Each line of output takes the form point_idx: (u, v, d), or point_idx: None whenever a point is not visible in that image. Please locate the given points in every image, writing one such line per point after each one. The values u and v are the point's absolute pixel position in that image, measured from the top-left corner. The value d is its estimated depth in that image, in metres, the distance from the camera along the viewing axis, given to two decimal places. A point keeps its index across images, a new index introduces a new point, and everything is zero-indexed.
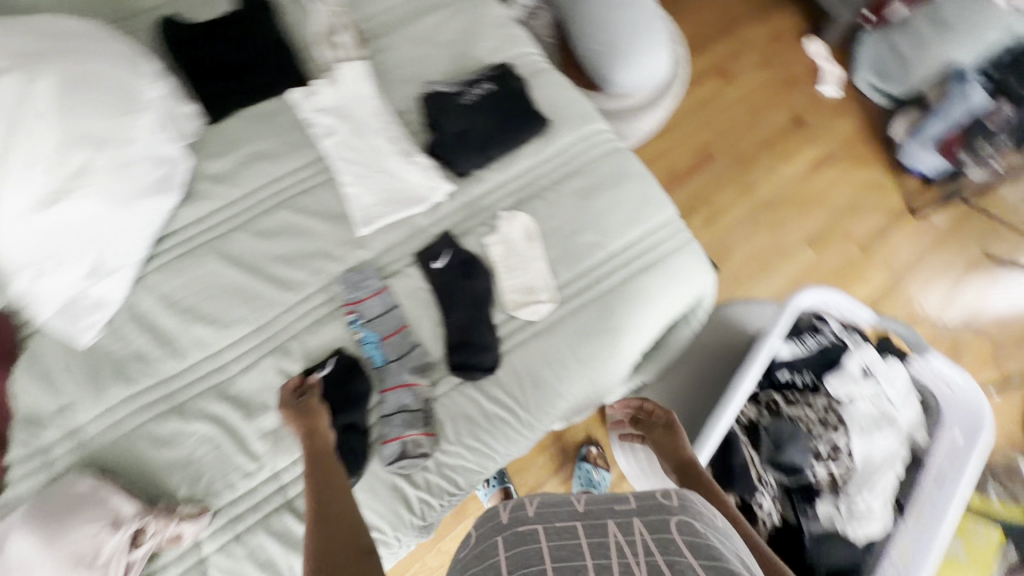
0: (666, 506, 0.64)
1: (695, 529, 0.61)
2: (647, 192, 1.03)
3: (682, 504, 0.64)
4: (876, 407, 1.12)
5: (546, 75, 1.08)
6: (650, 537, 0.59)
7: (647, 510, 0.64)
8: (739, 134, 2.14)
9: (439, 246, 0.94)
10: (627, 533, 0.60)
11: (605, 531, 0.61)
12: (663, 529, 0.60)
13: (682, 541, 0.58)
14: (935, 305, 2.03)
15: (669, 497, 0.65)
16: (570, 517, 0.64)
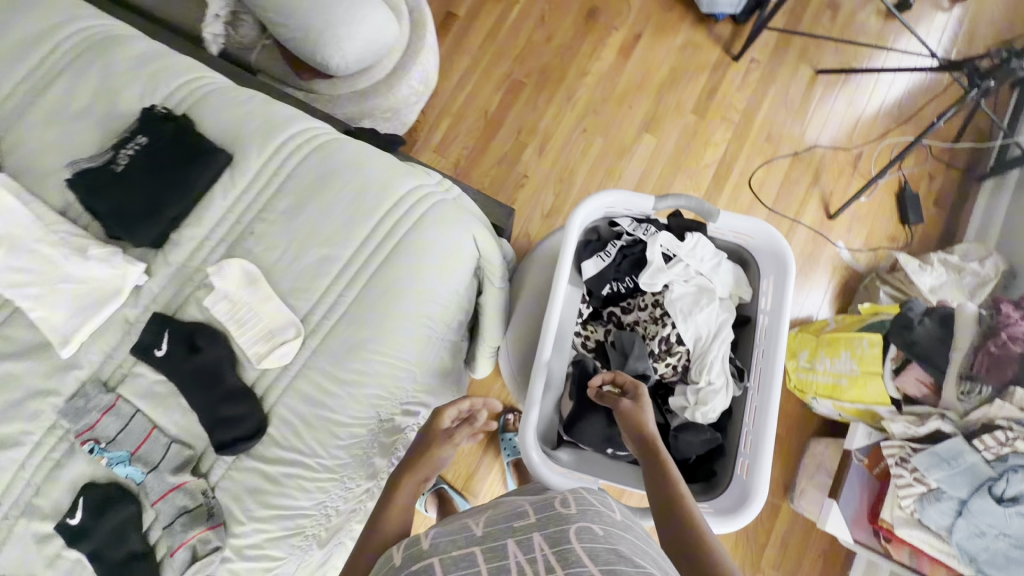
0: (564, 515, 0.61)
1: (598, 532, 0.58)
2: (363, 180, 0.96)
3: (579, 510, 0.62)
4: (691, 285, 1.10)
5: (211, 101, 0.98)
6: (550, 553, 0.56)
7: (545, 524, 0.61)
8: (537, 50, 2.05)
9: (155, 332, 0.85)
10: (525, 553, 0.57)
11: (504, 553, 0.58)
12: (562, 540, 0.57)
13: (579, 549, 0.55)
14: (784, 138, 2.02)
15: (569, 506, 0.63)
16: (468, 544, 0.62)
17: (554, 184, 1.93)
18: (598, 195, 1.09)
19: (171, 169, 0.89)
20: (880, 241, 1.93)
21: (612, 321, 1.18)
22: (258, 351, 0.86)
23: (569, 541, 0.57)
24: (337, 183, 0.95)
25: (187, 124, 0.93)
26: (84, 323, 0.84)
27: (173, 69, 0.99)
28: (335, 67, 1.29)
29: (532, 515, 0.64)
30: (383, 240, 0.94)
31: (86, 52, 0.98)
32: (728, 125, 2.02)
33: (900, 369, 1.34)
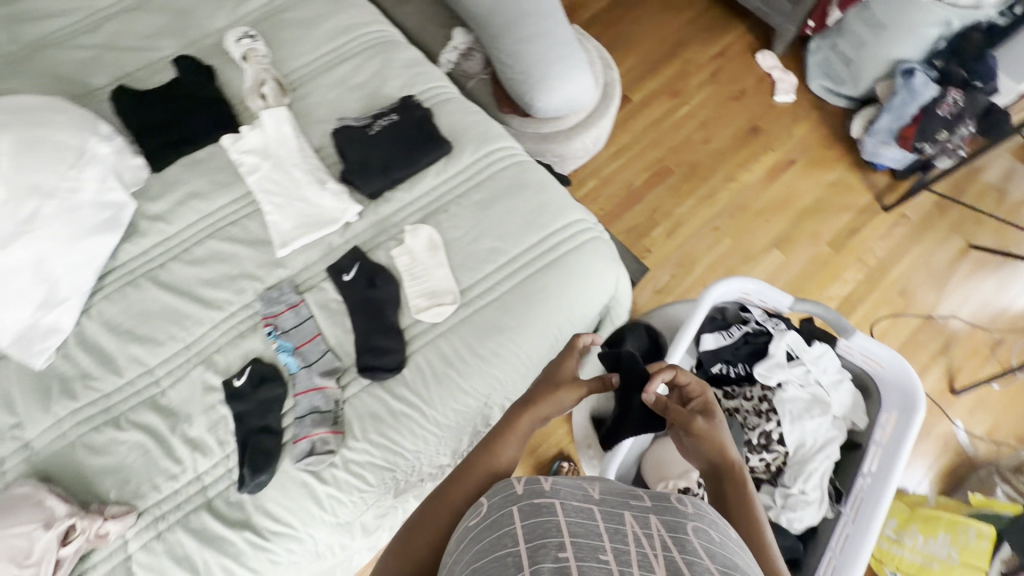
0: (683, 510, 0.57)
1: (715, 537, 0.55)
2: (546, 198, 1.10)
3: (698, 513, 0.57)
4: (807, 391, 1.10)
5: (449, 104, 1.19)
6: (666, 537, 0.53)
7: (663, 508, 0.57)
8: (693, 147, 2.21)
9: (347, 260, 1.02)
10: (644, 530, 0.54)
11: (623, 521, 0.54)
12: (679, 530, 0.54)
13: (699, 548, 0.52)
14: (919, 299, 1.97)
15: (686, 504, 0.58)
16: (584, 499, 0.57)
17: (673, 266, 2.01)
18: (740, 278, 1.14)
19: (406, 143, 1.10)
20: (1005, 436, 1.78)
21: None
22: (419, 304, 1.00)
23: (686, 533, 0.54)
24: (525, 193, 1.10)
25: (429, 115, 1.14)
26: (302, 235, 1.03)
27: (430, 73, 1.22)
28: (537, 109, 1.50)
29: (647, 498, 0.59)
30: (546, 251, 1.06)
31: (374, 45, 1.23)
32: (862, 267, 2.01)
33: None
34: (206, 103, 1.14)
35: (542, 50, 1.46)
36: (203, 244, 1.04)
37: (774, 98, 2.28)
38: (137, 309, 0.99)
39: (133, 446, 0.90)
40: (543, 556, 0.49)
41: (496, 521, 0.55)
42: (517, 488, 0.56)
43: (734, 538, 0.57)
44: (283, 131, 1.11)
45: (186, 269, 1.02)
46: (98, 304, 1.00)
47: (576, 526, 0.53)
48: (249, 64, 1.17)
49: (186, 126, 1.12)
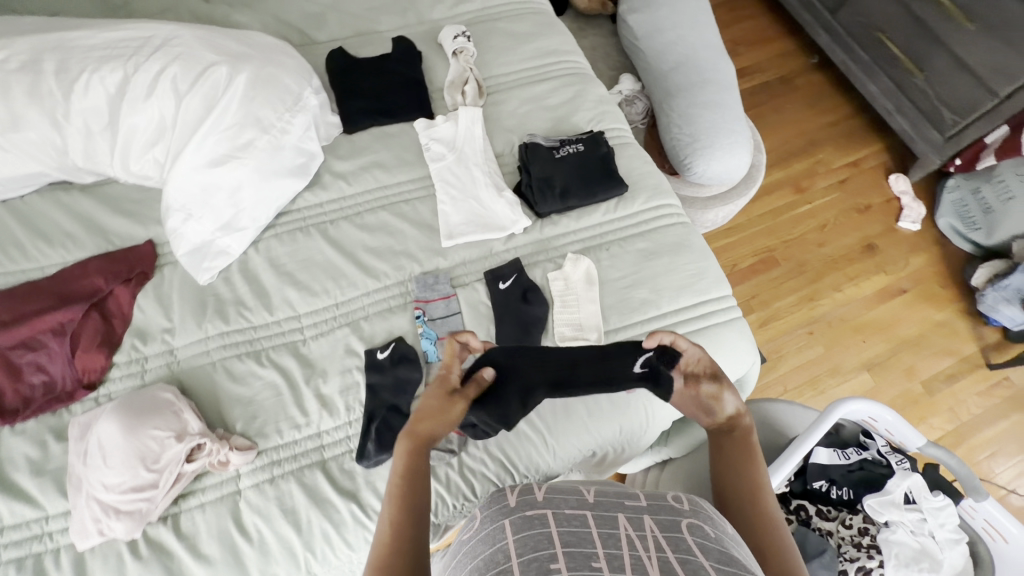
0: (677, 509, 0.61)
1: (710, 534, 0.58)
2: (703, 267, 1.10)
3: (692, 508, 0.62)
4: (916, 540, 1.04)
5: (629, 150, 1.22)
6: (661, 535, 0.56)
7: (659, 509, 0.61)
8: (806, 246, 2.18)
9: (507, 268, 1.04)
10: (638, 530, 0.56)
11: (617, 522, 0.57)
12: (675, 530, 0.57)
13: (693, 542, 0.55)
14: (1003, 471, 1.87)
15: (680, 502, 0.63)
16: (581, 506, 0.60)
17: None
18: (874, 404, 1.10)
19: (587, 174, 1.11)
20: None
21: (802, 515, 1.13)
22: (565, 333, 1.01)
23: (682, 531, 0.57)
24: (686, 255, 1.11)
25: (612, 154, 1.16)
26: (467, 233, 1.06)
27: (617, 115, 1.25)
28: (691, 172, 1.51)
29: (643, 499, 0.63)
30: (694, 318, 1.05)
31: (571, 75, 1.28)
32: (950, 418, 1.93)
33: None
34: (409, 84, 1.20)
35: (715, 119, 1.48)
36: (375, 214, 1.08)
37: (897, 222, 2.25)
38: (301, 254, 1.03)
39: (268, 382, 0.92)
40: (533, 567, 0.50)
41: (490, 534, 0.57)
42: (511, 501, 0.60)
43: (731, 532, 0.61)
44: (471, 130, 1.15)
45: (356, 231, 1.06)
46: (266, 238, 1.04)
47: (569, 533, 0.55)
48: (458, 60, 1.22)
49: (387, 100, 1.18)
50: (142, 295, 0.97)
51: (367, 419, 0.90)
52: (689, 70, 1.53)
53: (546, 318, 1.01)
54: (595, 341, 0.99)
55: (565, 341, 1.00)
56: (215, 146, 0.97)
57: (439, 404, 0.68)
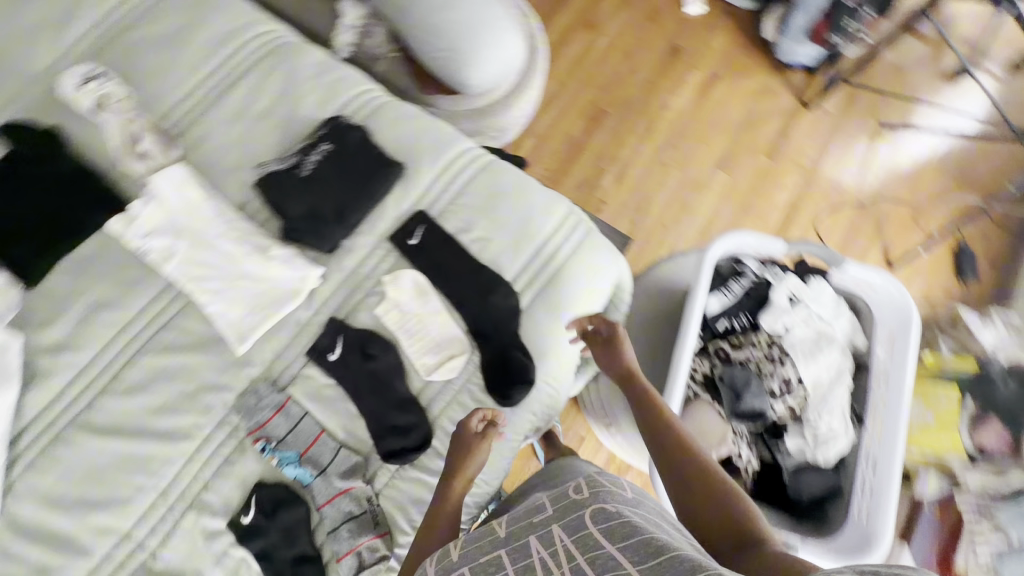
0: (579, 502, 0.69)
1: (610, 511, 0.65)
2: (528, 205, 0.99)
3: (591, 492, 0.69)
4: (812, 329, 1.14)
5: (386, 113, 1.00)
6: (568, 541, 0.62)
7: (565, 513, 0.68)
8: (622, 81, 2.10)
9: (328, 336, 0.86)
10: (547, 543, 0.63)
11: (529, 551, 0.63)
12: (580, 527, 0.63)
13: (598, 530, 0.62)
14: (850, 190, 2.09)
15: (580, 493, 0.71)
16: (495, 547, 0.68)
17: (629, 213, 1.97)
18: (734, 235, 1.13)
19: (350, 177, 0.91)
20: (940, 296, 1.98)
21: (719, 356, 1.20)
22: (429, 363, 0.88)
23: (587, 524, 0.63)
24: (504, 203, 0.97)
25: (367, 136, 0.95)
26: (259, 322, 0.85)
27: (350, 79, 1.00)
28: (471, 87, 1.32)
29: (550, 507, 0.71)
30: (542, 263, 0.96)
31: (267, 57, 0.99)
32: (798, 171, 2.09)
33: (978, 423, 1.37)
34: (68, 180, 0.87)
35: (461, 17, 1.26)
36: (136, 365, 0.83)
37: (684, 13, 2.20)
38: (77, 468, 0.79)
39: None
40: None
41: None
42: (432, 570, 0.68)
43: (628, 495, 0.70)
44: (185, 200, 0.88)
45: (126, 400, 0.81)
46: (19, 480, 0.78)
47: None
48: (109, 115, 0.89)
49: (52, 217, 0.86)
50: None
51: None
52: None
53: (401, 359, 0.87)
54: (462, 353, 0.88)
55: (432, 372, 0.87)
56: None
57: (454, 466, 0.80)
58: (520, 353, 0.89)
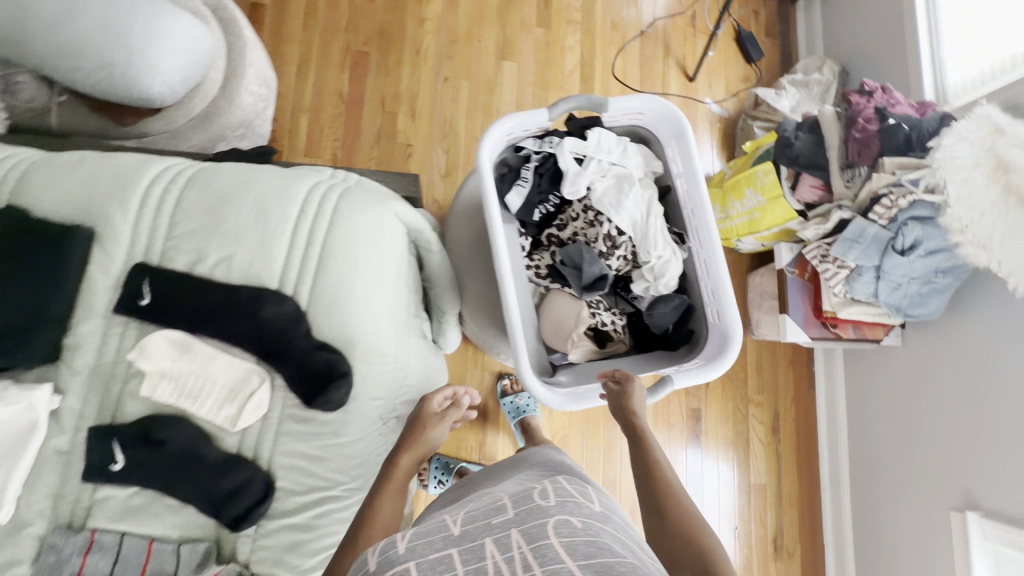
0: (544, 510, 0.64)
1: (576, 525, 0.63)
2: (257, 197, 0.87)
3: (559, 501, 0.66)
4: (610, 176, 1.14)
5: (39, 177, 0.82)
6: (527, 550, 0.59)
7: (526, 517, 0.64)
8: (364, 13, 1.90)
9: (101, 450, 0.75)
10: (503, 550, 0.59)
11: (481, 554, 0.59)
12: (541, 536, 0.61)
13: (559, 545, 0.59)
14: (627, 23, 2.09)
15: (547, 498, 0.66)
16: (444, 545, 0.62)
17: (439, 142, 1.87)
18: (496, 124, 1.07)
19: (27, 272, 0.77)
20: (737, 84, 2.10)
21: (553, 242, 1.21)
22: (229, 413, 0.78)
23: (548, 534, 0.60)
24: (228, 210, 0.85)
25: (26, 215, 0.80)
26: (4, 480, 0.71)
27: None
28: (161, 96, 1.13)
29: (510, 509, 0.66)
30: (301, 252, 0.86)
31: None
32: (574, 26, 2.05)
33: (796, 185, 1.53)
34: None
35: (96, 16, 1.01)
36: None
37: None
38: None
39: None
40: None
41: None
42: (371, 567, 0.59)
43: (596, 513, 0.67)
44: None
45: None
46: None
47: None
48: None
49: None
50: None
51: None
52: None
53: (201, 425, 0.78)
54: (259, 385, 0.79)
55: (238, 420, 0.78)
56: None
57: (412, 444, 0.84)
58: (323, 349, 0.82)
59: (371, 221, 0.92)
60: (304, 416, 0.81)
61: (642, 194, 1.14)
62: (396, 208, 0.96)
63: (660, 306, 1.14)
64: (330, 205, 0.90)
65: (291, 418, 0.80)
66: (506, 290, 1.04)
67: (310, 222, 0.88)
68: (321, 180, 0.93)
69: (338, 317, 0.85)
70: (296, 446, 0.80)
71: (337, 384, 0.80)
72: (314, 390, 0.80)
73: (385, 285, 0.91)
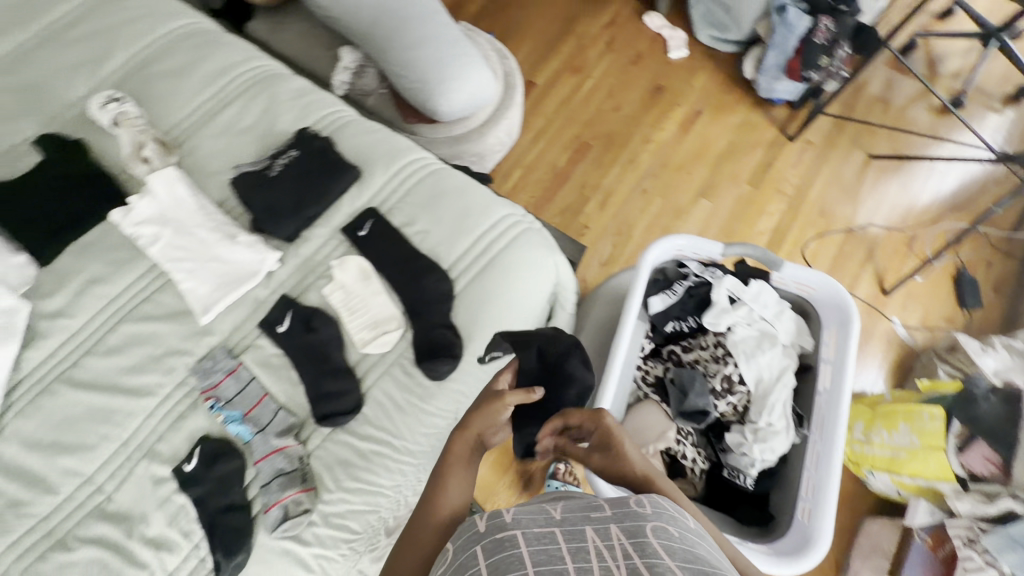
0: (643, 512, 0.62)
1: (674, 534, 0.60)
2: (465, 202, 1.10)
3: (656, 510, 0.62)
4: (754, 328, 1.15)
5: (349, 128, 1.15)
6: (628, 544, 0.57)
7: (623, 515, 0.61)
8: (606, 117, 2.25)
9: (278, 311, 0.97)
10: (604, 542, 0.58)
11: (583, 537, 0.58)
12: (640, 534, 0.58)
13: (659, 547, 0.56)
14: (839, 215, 2.11)
15: (643, 506, 0.62)
16: (546, 522, 0.61)
17: (614, 232, 2.06)
18: (673, 237, 1.18)
19: (309, 177, 1.05)
20: (937, 320, 1.93)
21: (673, 359, 1.24)
22: (365, 336, 0.97)
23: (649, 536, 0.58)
24: (446, 203, 1.09)
25: (330, 143, 1.10)
26: (218, 297, 0.97)
27: (322, 100, 1.17)
28: (442, 113, 1.48)
29: (607, 506, 0.64)
30: (477, 255, 1.05)
31: (255, 84, 1.17)
32: (782, 198, 2.13)
33: (964, 447, 1.31)
34: (83, 178, 1.05)
35: (433, 54, 1.45)
36: (117, 331, 0.96)
37: (670, 56, 2.35)
38: (53, 418, 0.91)
39: (91, 557, 0.83)
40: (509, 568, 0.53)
41: (463, 563, 0.58)
42: (479, 526, 0.60)
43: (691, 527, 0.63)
44: (169, 197, 1.04)
45: (102, 361, 0.94)
46: (9, 417, 0.91)
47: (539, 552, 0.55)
48: (123, 129, 1.08)
49: (65, 210, 1.03)
50: None
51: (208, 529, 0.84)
52: (385, 17, 1.45)
53: (341, 334, 0.97)
54: (395, 329, 0.97)
55: (367, 345, 0.96)
56: None
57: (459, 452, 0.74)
58: (452, 333, 0.97)
59: (535, 259, 1.09)
60: (408, 370, 0.95)
61: (780, 357, 1.13)
62: (558, 260, 1.13)
63: (741, 472, 1.09)
64: (514, 234, 1.09)
65: (400, 366, 0.96)
66: (609, 372, 1.08)
67: (494, 239, 1.07)
68: (515, 212, 1.14)
69: (473, 313, 1.01)
70: (391, 388, 0.94)
71: (446, 361, 0.94)
72: (427, 356, 0.95)
73: (519, 309, 1.05)
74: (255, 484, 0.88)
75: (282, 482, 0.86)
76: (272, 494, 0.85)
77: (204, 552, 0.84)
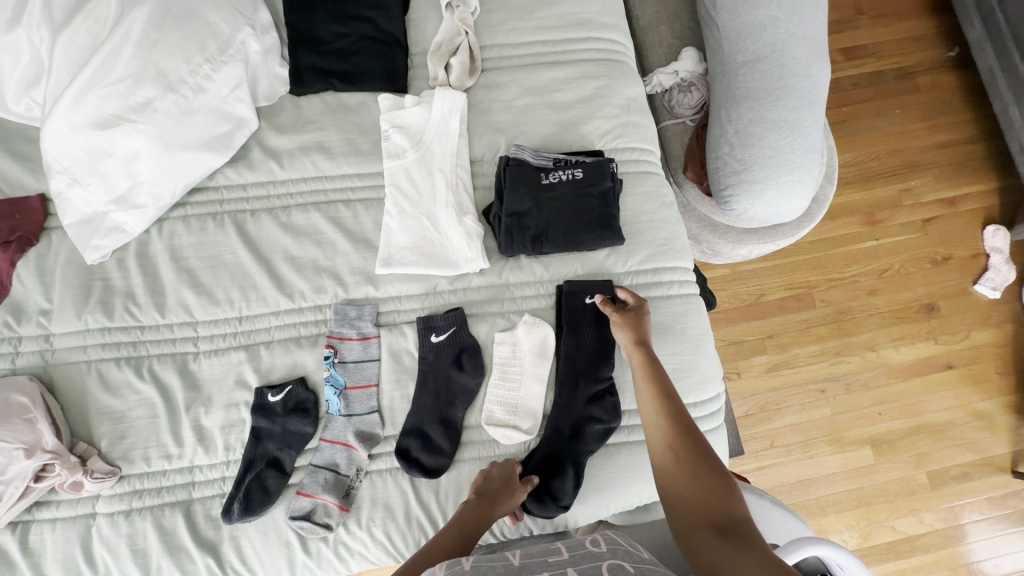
0: (598, 554, 0.57)
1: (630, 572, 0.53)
2: (689, 357, 0.89)
3: (612, 548, 0.58)
4: None
5: (643, 184, 0.93)
6: None
7: (580, 561, 0.56)
8: (860, 278, 1.60)
9: (445, 319, 0.84)
10: None
11: None
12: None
13: None
14: None
15: (601, 545, 0.59)
16: (506, 571, 0.54)
17: (749, 405, 1.52)
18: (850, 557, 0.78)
19: (570, 212, 0.87)
20: None
21: None
22: (495, 412, 0.84)
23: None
24: (670, 344, 0.88)
25: (617, 190, 0.89)
26: (406, 260, 0.85)
27: (642, 129, 0.95)
28: (730, 209, 1.14)
29: (565, 551, 0.58)
30: None
31: (595, 62, 0.96)
32: (945, 517, 1.50)
33: None
34: (383, 38, 0.92)
35: (778, 144, 1.06)
36: (304, 212, 0.87)
37: (971, 284, 1.61)
38: (204, 246, 0.86)
39: (148, 396, 0.81)
40: None
41: None
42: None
43: (648, 560, 0.58)
44: (440, 121, 0.89)
45: (275, 230, 0.86)
46: (175, 215, 0.87)
47: None
48: (452, 16, 0.93)
49: (348, 58, 0.91)
50: (22, 263, 0.84)
51: (248, 465, 0.79)
52: (767, 68, 1.08)
53: (476, 389, 0.85)
54: (525, 433, 0.83)
55: (490, 423, 0.83)
56: (106, 102, 0.76)
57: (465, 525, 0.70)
58: (573, 473, 0.80)
59: None
60: None
61: None
62: None
63: None
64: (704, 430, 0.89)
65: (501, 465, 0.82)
66: None
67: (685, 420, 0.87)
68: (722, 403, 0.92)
69: (603, 479, 0.83)
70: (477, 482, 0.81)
71: (540, 506, 0.79)
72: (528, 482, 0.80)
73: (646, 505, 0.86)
74: (310, 458, 0.81)
75: (329, 481, 0.79)
76: (314, 483, 0.79)
77: (227, 477, 0.79)
